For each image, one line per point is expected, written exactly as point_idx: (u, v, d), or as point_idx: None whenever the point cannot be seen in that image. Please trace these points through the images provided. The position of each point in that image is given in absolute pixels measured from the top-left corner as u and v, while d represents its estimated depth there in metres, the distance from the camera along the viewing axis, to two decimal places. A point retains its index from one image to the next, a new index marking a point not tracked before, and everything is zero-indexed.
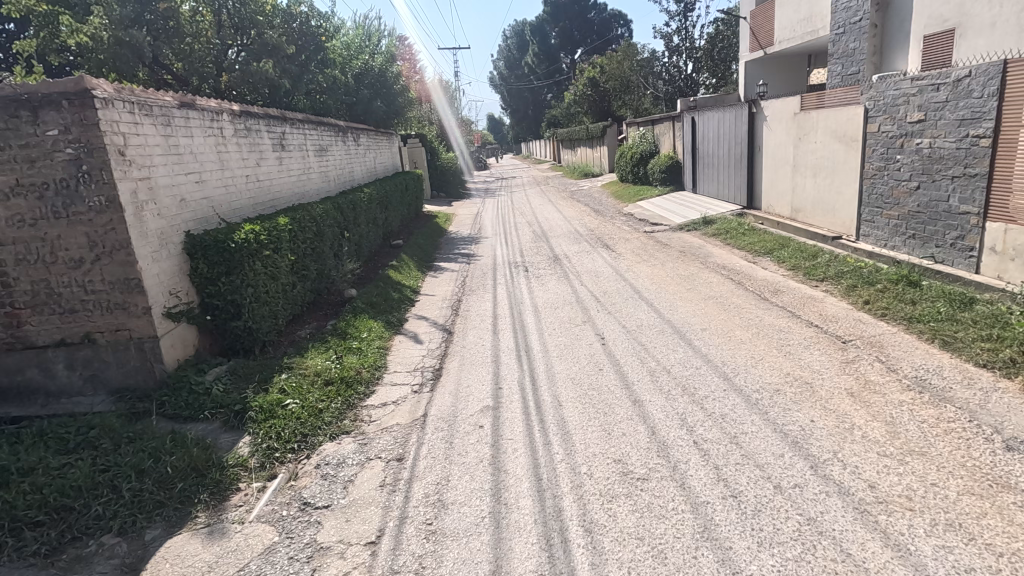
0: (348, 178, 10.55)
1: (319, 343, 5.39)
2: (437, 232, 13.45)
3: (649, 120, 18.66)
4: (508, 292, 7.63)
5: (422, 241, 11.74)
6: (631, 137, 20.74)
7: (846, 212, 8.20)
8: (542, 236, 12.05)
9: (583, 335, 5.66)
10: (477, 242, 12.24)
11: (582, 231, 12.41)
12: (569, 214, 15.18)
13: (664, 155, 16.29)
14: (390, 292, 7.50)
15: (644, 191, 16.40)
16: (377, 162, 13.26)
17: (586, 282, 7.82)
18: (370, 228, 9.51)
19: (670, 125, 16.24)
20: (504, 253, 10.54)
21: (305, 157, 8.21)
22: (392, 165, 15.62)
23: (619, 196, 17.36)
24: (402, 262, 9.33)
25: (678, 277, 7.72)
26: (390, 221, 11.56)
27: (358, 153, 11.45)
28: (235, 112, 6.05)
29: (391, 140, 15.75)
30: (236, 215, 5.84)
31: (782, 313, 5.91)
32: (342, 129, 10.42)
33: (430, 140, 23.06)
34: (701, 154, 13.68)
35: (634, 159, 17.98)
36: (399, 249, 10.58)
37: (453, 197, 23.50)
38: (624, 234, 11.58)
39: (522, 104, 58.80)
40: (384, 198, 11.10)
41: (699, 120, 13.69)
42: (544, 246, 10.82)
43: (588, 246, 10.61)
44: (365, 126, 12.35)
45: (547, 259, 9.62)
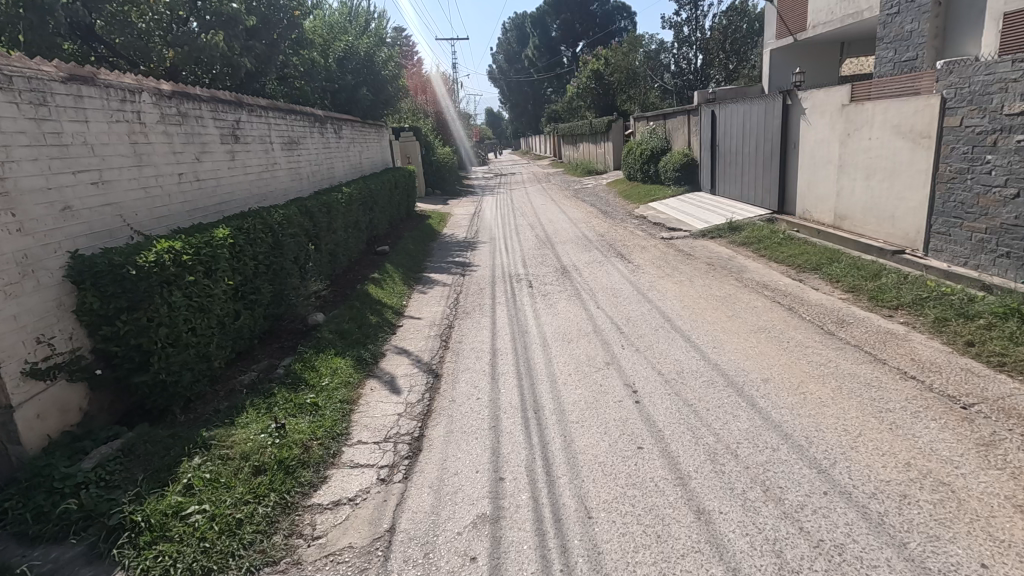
0: (326, 175, 9.22)
1: (262, 396, 4.09)
2: (429, 236, 12.12)
3: (661, 114, 17.32)
4: (510, 316, 6.36)
5: (411, 247, 10.44)
6: (640, 133, 19.42)
7: (910, 223, 6.92)
8: (547, 242, 10.77)
9: (609, 384, 4.38)
10: (473, 248, 10.94)
11: (591, 236, 11.11)
12: (575, 216, 13.88)
13: (677, 152, 14.98)
14: (367, 316, 6.21)
15: (656, 191, 15.10)
16: (363, 158, 11.93)
17: (603, 304, 6.54)
18: (348, 234, 8.19)
19: (685, 120, 14.93)
20: (504, 262, 9.26)
21: (269, 151, 6.88)
22: (380, 160, 14.28)
23: (628, 196, 16.05)
24: (385, 274, 8.03)
25: (713, 300, 6.44)
26: (375, 224, 10.23)
27: (339, 147, 10.11)
28: (163, 93, 4.72)
29: (381, 134, 14.41)
30: (161, 225, 4.52)
31: (859, 355, 4.64)
32: (319, 119, 9.08)
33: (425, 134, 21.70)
34: (723, 152, 12.36)
35: (645, 156, 16.67)
36: (384, 258, 9.27)
37: (449, 194, 22.16)
38: (639, 241, 10.28)
39: (522, 99, 57.34)
40: (368, 199, 9.78)
41: (721, 114, 12.36)
42: (549, 255, 9.54)
43: (600, 255, 9.35)
44: (350, 117, 11.03)
45: (553, 272, 8.33)
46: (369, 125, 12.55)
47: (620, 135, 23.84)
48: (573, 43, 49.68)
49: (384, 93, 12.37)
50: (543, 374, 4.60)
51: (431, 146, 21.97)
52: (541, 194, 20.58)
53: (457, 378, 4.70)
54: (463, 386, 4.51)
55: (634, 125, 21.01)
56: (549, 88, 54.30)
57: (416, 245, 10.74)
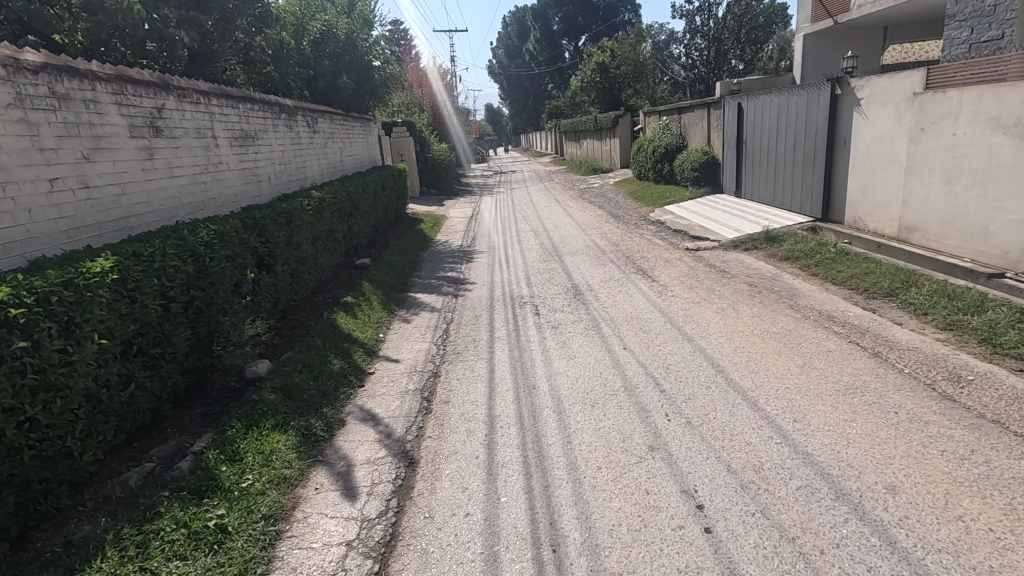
0: (295, 176, 7.82)
1: (140, 519, 2.71)
2: (419, 244, 10.72)
3: (675, 108, 15.88)
4: (513, 357, 4.98)
5: (398, 258, 9.06)
6: (650, 129, 17.97)
7: (1010, 239, 5.55)
8: (552, 253, 9.40)
9: (658, 488, 3.00)
10: (469, 259, 9.55)
11: (603, 246, 9.76)
12: (583, 220, 12.52)
13: (696, 149, 13.57)
14: (328, 361, 4.82)
15: (672, 192, 13.72)
16: (343, 156, 10.52)
17: (630, 341, 5.16)
18: (315, 247, 6.81)
19: (705, 114, 13.51)
20: (504, 278, 7.88)
21: (210, 147, 5.49)
22: (367, 158, 12.91)
23: (640, 197, 14.66)
24: (360, 297, 6.66)
25: (770, 337, 5.08)
26: (354, 232, 8.86)
27: (312, 143, 8.71)
28: (20, 64, 3.32)
29: (368, 129, 13.00)
30: (10, 255, 3.14)
31: (1007, 439, 3.27)
32: (285, 110, 7.68)
33: (419, 129, 20.30)
34: (752, 149, 10.97)
35: (658, 154, 15.27)
36: (363, 274, 7.90)
37: (445, 194, 20.79)
38: (661, 253, 8.92)
39: (521, 94, 55.85)
40: (345, 202, 8.39)
41: (750, 107, 10.95)
42: (557, 269, 8.16)
43: (617, 270, 7.99)
44: (327, 109, 9.63)
45: (564, 293, 6.95)
46: (350, 119, 11.13)
47: (629, 130, 22.87)
48: (575, 37, 48.23)
49: (368, 82, 10.94)
50: (561, 469, 3.23)
51: (425, 142, 20.60)
52: (544, 194, 19.17)
53: (439, 472, 3.31)
54: (446, 488, 3.14)
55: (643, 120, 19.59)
56: (550, 82, 52.87)
57: (404, 256, 9.36)
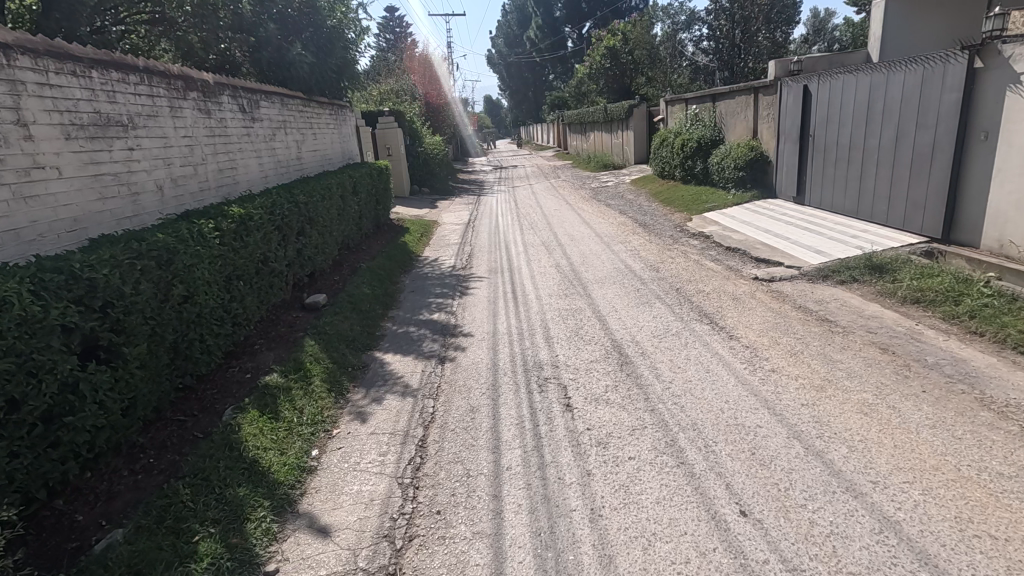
0: (216, 181, 5.53)
1: None
2: (401, 264, 8.40)
3: (708, 94, 13.50)
4: (538, 534, 2.68)
5: (368, 289, 6.75)
6: (675, 119, 15.64)
7: None
8: (574, 282, 7.10)
9: None
10: (463, 288, 7.23)
11: (639, 270, 7.48)
12: (606, 232, 10.21)
13: (740, 144, 11.26)
14: (185, 554, 2.53)
15: (709, 195, 11.44)
16: (301, 152, 8.15)
17: (749, 495, 2.87)
18: (227, 294, 4.50)
19: (752, 101, 11.19)
20: (513, 327, 5.57)
21: (12, 141, 3.19)
22: (342, 153, 10.61)
23: (669, 200, 12.35)
24: (297, 372, 4.37)
25: (1002, 488, 2.80)
26: (307, 257, 6.54)
27: (247, 135, 6.37)
28: None
29: (342, 118, 10.65)
30: None
31: None
32: (200, 86, 5.36)
33: (409, 120, 17.98)
34: (824, 145, 8.66)
35: (689, 149, 12.95)
36: (313, 322, 5.58)
37: (440, 192, 18.48)
38: (722, 284, 6.65)
39: (522, 84, 53.36)
40: (292, 217, 6.07)
41: (822, 90, 8.61)
42: (584, 313, 5.86)
43: (671, 315, 5.70)
44: (274, 90, 7.27)
45: (603, 361, 4.65)
46: (311, 105, 8.76)
47: (644, 122, 20.59)
48: (579, 23, 45.58)
49: (334, 55, 8.54)
50: None
51: (417, 135, 18.23)
52: (552, 193, 16.82)
53: None
54: None
55: (663, 110, 17.22)
56: (552, 72, 50.38)
57: (378, 285, 7.06)
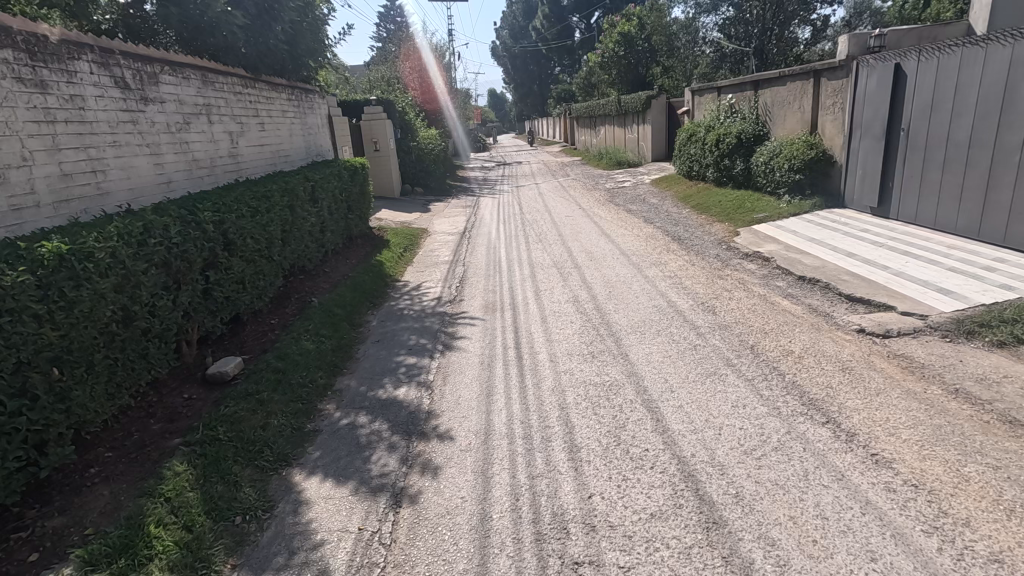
0: (58, 193, 3.59)
1: None
2: (369, 294, 6.40)
3: (747, 81, 11.45)
4: None
5: (311, 343, 4.76)
6: (705, 111, 13.59)
7: None
8: (602, 330, 5.11)
9: None
10: (447, 336, 5.24)
11: (690, 313, 5.48)
12: (634, 249, 8.20)
13: (796, 140, 9.21)
14: None
15: (756, 203, 9.44)
16: (239, 147, 6.16)
17: None
18: (9, 401, 2.55)
19: (811, 89, 9.14)
20: (515, 424, 3.59)
21: None
22: (309, 149, 8.63)
23: (705, 207, 10.34)
24: (124, 552, 2.41)
25: None
26: (222, 299, 4.57)
27: (134, 124, 4.39)
28: None
29: (308, 106, 8.64)
30: None
31: None
32: (22, 44, 3.39)
33: (400, 111, 15.99)
34: (925, 142, 6.63)
35: (727, 146, 10.93)
36: (209, 413, 3.61)
37: (435, 192, 16.49)
38: (817, 341, 4.65)
39: (527, 76, 51.20)
40: (191, 244, 4.09)
41: (925, 70, 6.56)
42: (624, 397, 3.87)
43: (759, 403, 3.71)
44: (188, 61, 5.26)
45: (672, 521, 2.66)
46: (256, 86, 6.74)
47: (663, 115, 18.59)
48: (587, 12, 43.40)
49: (282, 20, 6.52)
50: None
51: (409, 128, 16.21)
52: (561, 195, 14.82)
53: None
54: None
55: (688, 100, 15.16)
56: (559, 63, 48.22)
57: (329, 333, 5.07)
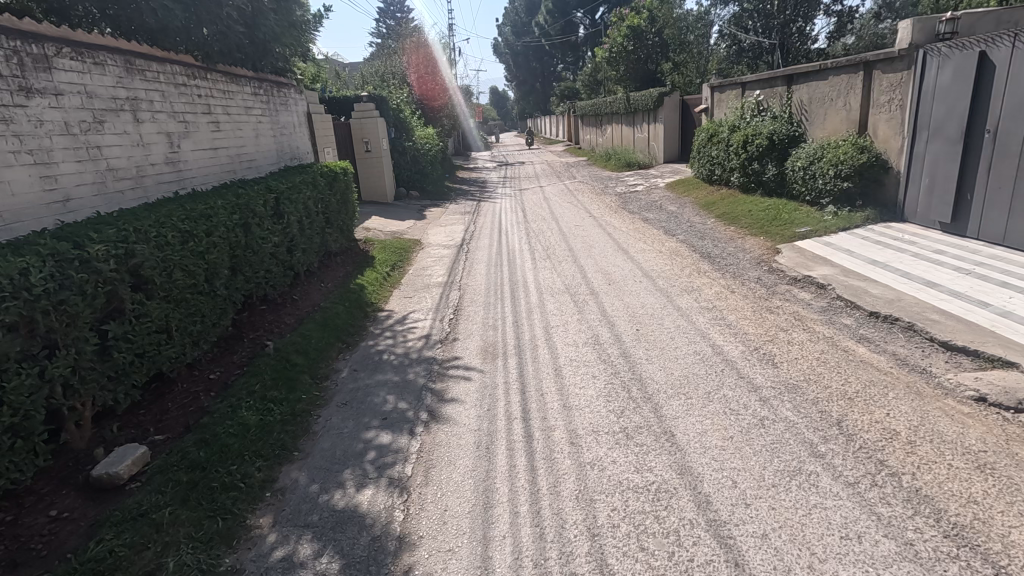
0: None
1: None
2: (342, 331, 5.23)
3: (779, 76, 10.25)
4: None
5: (252, 415, 3.60)
6: (728, 109, 12.39)
7: None
8: (634, 392, 3.95)
9: None
10: (435, 397, 4.07)
11: (744, 365, 4.32)
12: (659, 270, 7.03)
13: (843, 143, 8.03)
14: None
15: (795, 214, 8.29)
16: (181, 152, 5.01)
17: None
18: None
19: (860, 83, 7.96)
20: (524, 571, 2.43)
21: None
22: (283, 151, 7.47)
23: (735, 218, 9.17)
24: None
25: None
26: (130, 359, 3.41)
27: (5, 122, 3.25)
28: None
29: (281, 102, 7.47)
30: None
31: None
32: None
33: (395, 108, 14.83)
34: (1019, 146, 5.46)
35: (758, 149, 9.77)
36: (73, 552, 2.45)
37: (432, 196, 15.33)
38: (925, 416, 3.48)
39: (530, 73, 49.94)
40: (71, 291, 2.94)
41: (1020, 59, 5.39)
42: (680, 517, 2.71)
43: (880, 534, 2.53)
44: (103, 42, 4.11)
45: None
46: (209, 77, 5.58)
47: (676, 113, 17.41)
48: (592, 7, 42.11)
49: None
50: None
51: (404, 126, 15.04)
52: (568, 200, 13.65)
53: None
54: None
55: (706, 98, 13.96)
56: (562, 60, 46.97)
57: (281, 396, 3.91)
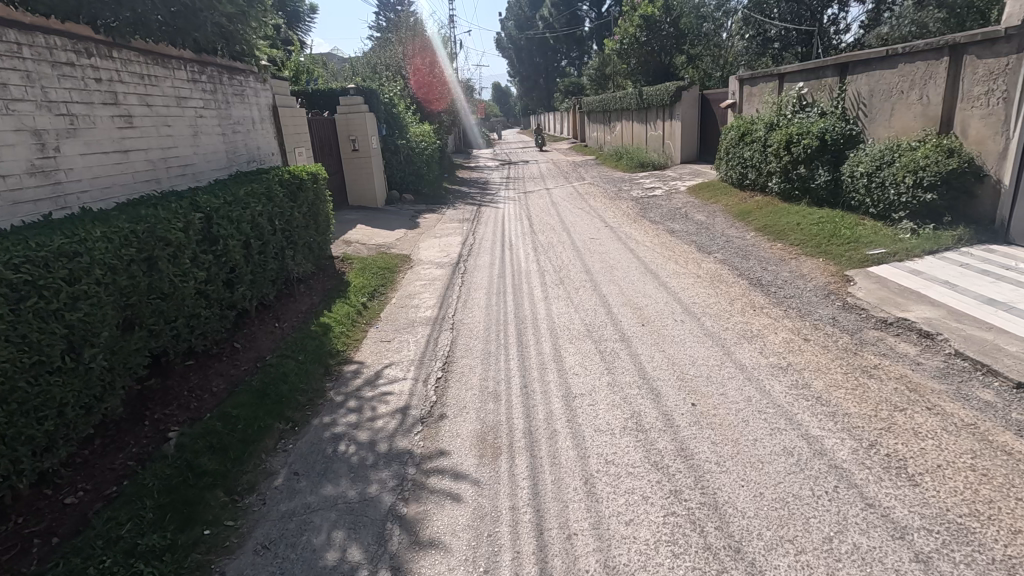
0: None
1: None
2: (288, 401, 3.84)
3: (829, 64, 8.78)
4: None
5: None
6: (762, 103, 10.93)
7: None
8: (713, 538, 2.54)
9: None
10: (404, 537, 2.66)
11: (863, 479, 2.90)
12: (702, 303, 5.62)
13: (923, 145, 6.61)
14: None
15: (860, 231, 6.87)
16: (60, 157, 3.62)
17: None
18: None
19: (945, 74, 6.54)
20: None
21: None
22: (238, 152, 6.06)
23: (782, 233, 7.75)
24: None
25: None
26: None
27: None
28: None
29: (234, 91, 6.05)
30: None
31: None
32: None
33: (387, 103, 13.41)
34: None
35: (807, 150, 8.36)
36: None
37: (427, 200, 13.92)
38: None
39: (534, 68, 48.44)
40: None
41: None
42: None
43: None
44: None
45: None
46: (115, 55, 4.18)
47: (694, 109, 16.01)
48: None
49: None
50: None
51: (397, 122, 13.63)
52: (578, 205, 12.24)
53: None
54: None
55: (733, 91, 12.50)
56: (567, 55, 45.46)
57: (162, 545, 2.50)
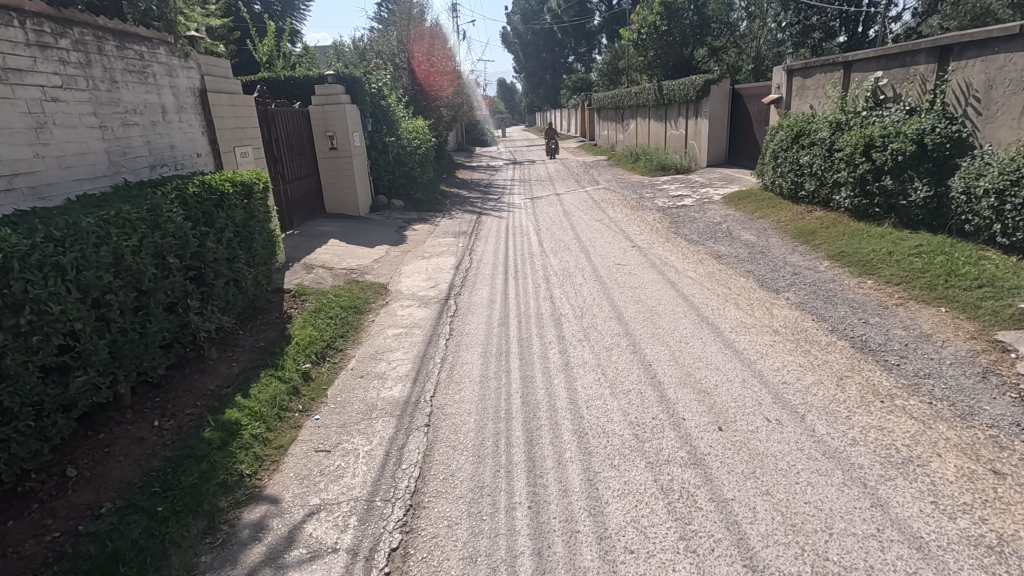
0: None
1: None
2: None
3: (924, 46, 6.93)
4: None
5: None
6: (822, 98, 9.10)
7: None
8: None
9: None
10: None
11: None
12: (797, 384, 3.83)
13: None
14: None
15: (991, 269, 5.06)
16: None
17: None
18: None
19: None
20: None
21: None
22: (135, 151, 4.28)
23: (872, 264, 5.92)
24: None
25: None
26: None
27: None
28: None
29: (128, 64, 4.26)
30: None
31: None
32: None
33: (374, 94, 11.62)
34: None
35: (897, 156, 6.54)
36: None
37: (420, 205, 12.15)
38: None
39: (540, 64, 46.58)
40: None
41: None
42: None
43: None
44: None
45: None
46: None
47: (723, 105, 14.19)
48: None
49: None
50: None
51: (386, 117, 11.84)
52: (595, 216, 10.45)
53: None
54: None
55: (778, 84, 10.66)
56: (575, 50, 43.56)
57: None
